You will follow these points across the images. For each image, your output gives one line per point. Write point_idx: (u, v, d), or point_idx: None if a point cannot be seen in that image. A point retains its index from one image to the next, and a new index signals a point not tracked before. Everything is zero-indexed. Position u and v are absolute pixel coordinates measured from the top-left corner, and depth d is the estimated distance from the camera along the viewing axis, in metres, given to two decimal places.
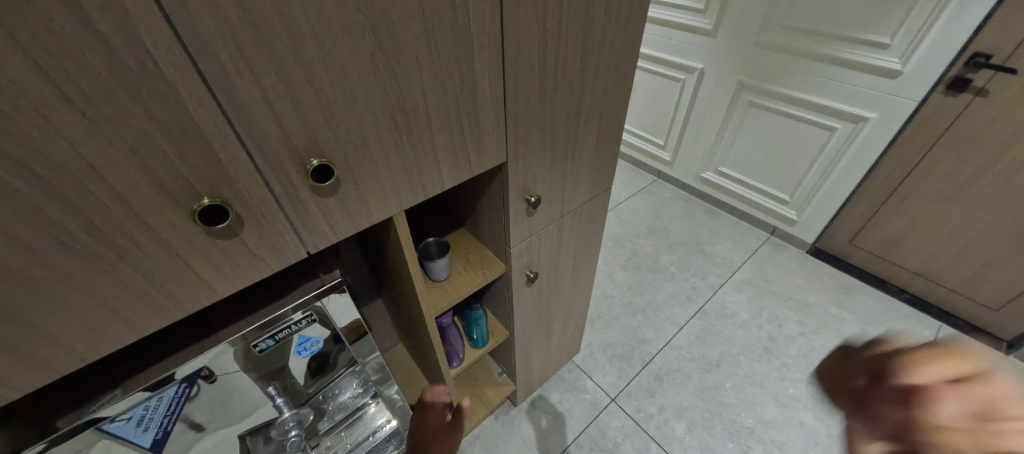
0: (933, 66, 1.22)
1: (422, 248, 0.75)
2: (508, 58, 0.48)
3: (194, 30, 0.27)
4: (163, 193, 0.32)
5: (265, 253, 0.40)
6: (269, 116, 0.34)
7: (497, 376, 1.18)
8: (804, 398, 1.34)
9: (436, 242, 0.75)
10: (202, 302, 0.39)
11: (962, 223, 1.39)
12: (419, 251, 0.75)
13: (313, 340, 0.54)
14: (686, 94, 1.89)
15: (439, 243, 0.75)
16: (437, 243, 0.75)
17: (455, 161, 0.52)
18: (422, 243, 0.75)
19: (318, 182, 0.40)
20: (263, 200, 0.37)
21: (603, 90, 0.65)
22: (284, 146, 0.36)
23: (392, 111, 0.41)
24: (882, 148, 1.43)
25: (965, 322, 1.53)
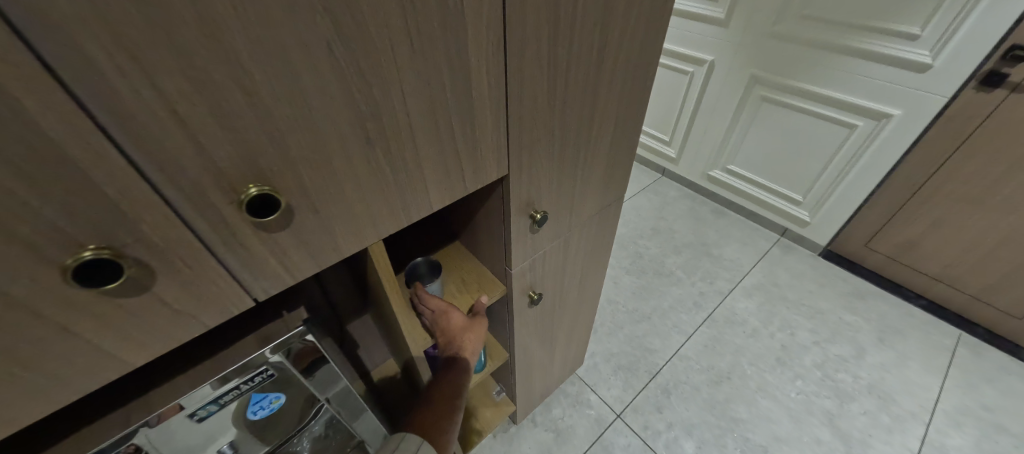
0: (967, 59, 1.12)
1: (410, 269, 0.65)
2: (512, 52, 0.38)
3: (27, 5, 0.17)
4: (19, 245, 0.22)
5: (194, 308, 0.31)
6: (183, 135, 0.24)
7: (496, 396, 1.09)
8: (820, 413, 1.25)
9: (427, 262, 0.65)
10: (108, 374, 0.29)
11: (984, 230, 1.30)
12: (407, 273, 0.65)
13: (270, 396, 0.47)
14: (694, 88, 1.78)
15: (430, 263, 0.65)
16: (428, 263, 0.65)
17: (445, 178, 0.42)
18: (410, 264, 0.65)
19: (260, 217, 0.30)
20: (183, 245, 0.28)
21: (621, 87, 0.54)
22: (209, 174, 0.26)
23: (362, 121, 0.32)
24: (906, 147, 1.32)
25: (986, 330, 1.43)
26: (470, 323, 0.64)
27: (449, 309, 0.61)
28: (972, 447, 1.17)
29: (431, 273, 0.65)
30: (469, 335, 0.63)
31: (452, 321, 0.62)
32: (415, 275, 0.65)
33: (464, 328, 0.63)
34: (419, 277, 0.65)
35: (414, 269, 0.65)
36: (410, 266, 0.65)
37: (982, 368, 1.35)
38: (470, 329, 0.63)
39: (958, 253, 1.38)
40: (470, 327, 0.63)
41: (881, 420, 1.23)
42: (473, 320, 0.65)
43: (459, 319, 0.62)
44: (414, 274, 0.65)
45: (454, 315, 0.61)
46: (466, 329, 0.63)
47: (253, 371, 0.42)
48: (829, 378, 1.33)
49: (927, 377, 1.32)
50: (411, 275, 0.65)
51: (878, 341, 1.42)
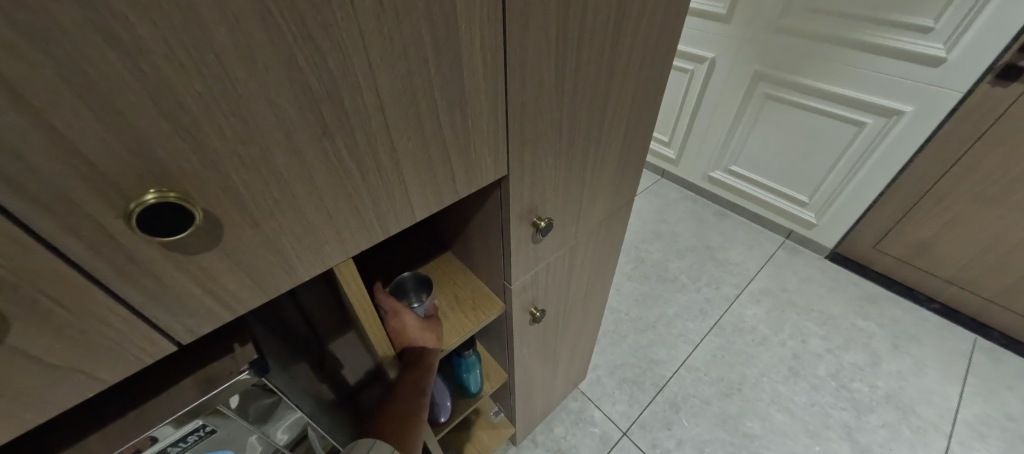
0: (985, 52, 1.07)
1: (396, 285, 0.57)
2: (514, 22, 0.30)
3: None
4: None
5: (80, 360, 0.22)
6: (20, 114, 0.16)
7: (494, 417, 1.00)
8: (838, 427, 1.18)
9: (416, 277, 0.57)
10: None
11: (1001, 230, 1.25)
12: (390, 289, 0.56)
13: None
14: (694, 85, 1.72)
15: (418, 279, 0.58)
16: (415, 278, 0.58)
17: (431, 179, 0.34)
18: (396, 279, 0.56)
19: (165, 235, 0.21)
20: (47, 276, 0.19)
21: (638, 75, 0.47)
22: (81, 176, 0.18)
23: (313, 103, 0.24)
24: (919, 145, 1.27)
25: (1001, 334, 1.37)
26: (429, 322, 0.55)
27: (401, 310, 0.52)
28: None
29: (417, 291, 0.58)
30: (426, 336, 0.53)
31: (405, 324, 0.52)
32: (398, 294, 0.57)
33: (420, 329, 0.53)
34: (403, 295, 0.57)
35: (399, 286, 0.57)
36: (396, 282, 0.57)
37: (1002, 375, 1.29)
38: (426, 330, 0.54)
39: (973, 254, 1.33)
40: (426, 328, 0.54)
41: (902, 433, 1.16)
42: (431, 318, 0.55)
43: (411, 320, 0.53)
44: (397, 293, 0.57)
45: (407, 317, 0.52)
46: (421, 330, 0.53)
47: (193, 423, 0.34)
48: (845, 389, 1.26)
49: (947, 385, 1.26)
50: (395, 292, 0.57)
51: (893, 348, 1.36)
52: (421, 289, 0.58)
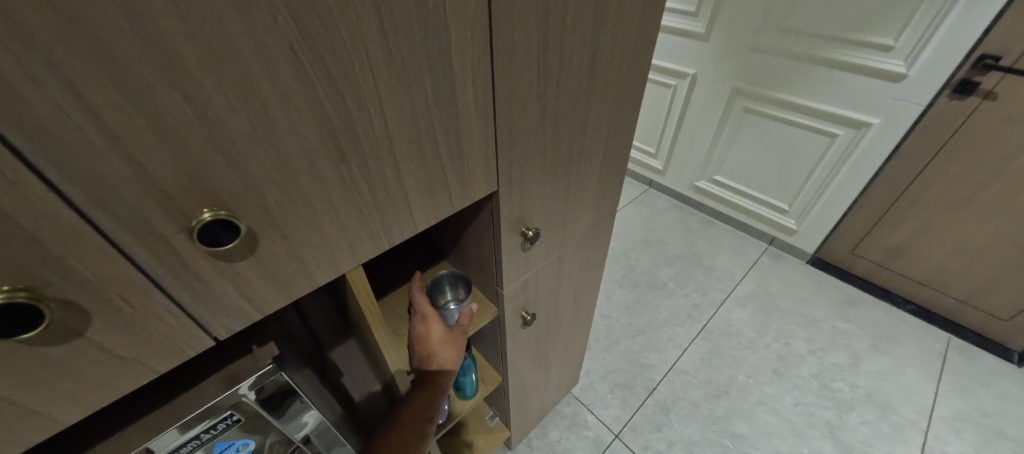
0: (942, 68, 1.15)
1: (434, 283, 0.60)
2: (499, 61, 0.35)
3: None
4: None
5: (139, 353, 0.27)
6: (117, 153, 0.21)
7: (489, 421, 1.03)
8: (821, 425, 1.22)
9: (453, 275, 0.61)
10: (36, 434, 0.25)
11: (967, 233, 1.32)
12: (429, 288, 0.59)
13: (236, 445, 0.41)
14: (678, 100, 1.80)
15: (454, 278, 0.61)
16: (451, 277, 0.61)
17: (430, 195, 0.39)
18: (435, 276, 0.61)
19: (212, 246, 0.26)
20: (120, 281, 0.24)
21: (613, 98, 0.53)
22: (152, 198, 0.23)
23: (334, 135, 0.28)
24: (887, 155, 1.35)
25: (974, 333, 1.44)
26: (451, 336, 0.58)
27: (432, 319, 0.57)
28: None
29: (454, 292, 0.61)
30: (449, 348, 0.58)
31: (432, 335, 0.57)
32: (436, 294, 0.60)
33: (443, 342, 0.57)
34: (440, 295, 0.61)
35: (436, 284, 0.61)
36: (434, 279, 0.61)
37: (975, 372, 1.35)
38: (449, 342, 0.58)
39: (944, 257, 1.39)
40: (450, 340, 0.58)
41: (882, 430, 1.21)
42: (456, 331, 0.59)
43: (440, 331, 0.57)
44: (434, 292, 0.60)
45: (436, 327, 0.57)
46: (445, 342, 0.58)
47: (221, 413, 0.37)
48: (827, 388, 1.31)
49: (924, 383, 1.31)
50: (433, 291, 0.60)
51: (873, 348, 1.42)
52: (457, 288, 0.61)
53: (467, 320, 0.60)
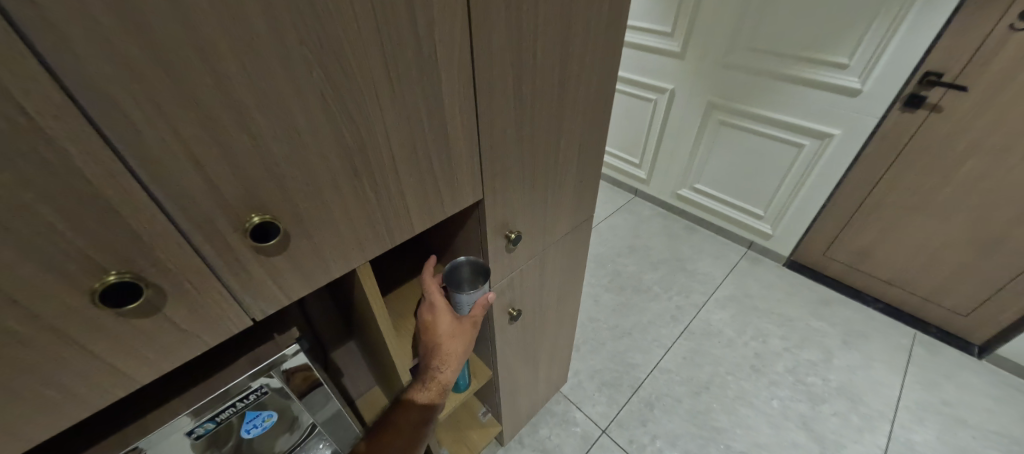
0: (892, 84, 1.26)
1: (450, 270, 0.61)
2: (480, 93, 0.44)
3: (85, 75, 0.22)
4: (53, 274, 0.25)
5: (198, 329, 0.34)
6: (197, 172, 0.28)
7: (482, 417, 1.10)
8: (796, 417, 1.30)
9: (471, 263, 0.61)
10: (117, 392, 0.32)
11: (925, 235, 1.42)
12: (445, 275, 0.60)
13: (263, 415, 0.48)
14: (658, 113, 1.91)
15: (474, 266, 0.62)
16: (471, 265, 0.62)
17: (426, 203, 0.47)
18: (450, 264, 0.61)
19: (259, 242, 0.34)
20: (190, 269, 0.31)
21: (582, 119, 0.61)
22: (217, 206, 0.30)
23: (350, 156, 0.36)
24: (849, 163, 1.45)
25: (937, 329, 1.53)
26: (458, 329, 0.61)
27: (439, 309, 0.60)
28: (936, 441, 1.23)
29: (473, 279, 0.62)
30: (454, 339, 0.60)
31: (438, 325, 0.60)
32: (454, 280, 0.62)
33: (449, 334, 0.60)
34: (459, 281, 0.62)
35: (454, 271, 0.61)
36: (450, 266, 0.61)
37: (939, 365, 1.44)
38: (456, 333, 0.61)
39: (906, 257, 1.49)
40: (456, 331, 0.61)
41: (852, 421, 1.28)
42: (464, 324, 0.61)
43: (447, 322, 0.60)
44: (453, 279, 0.62)
45: (442, 317, 0.60)
46: (451, 333, 0.60)
47: (253, 384, 0.44)
48: (802, 383, 1.38)
49: (891, 376, 1.40)
50: (450, 278, 0.61)
51: (844, 345, 1.50)
52: (477, 276, 0.62)
53: (477, 312, 0.61)
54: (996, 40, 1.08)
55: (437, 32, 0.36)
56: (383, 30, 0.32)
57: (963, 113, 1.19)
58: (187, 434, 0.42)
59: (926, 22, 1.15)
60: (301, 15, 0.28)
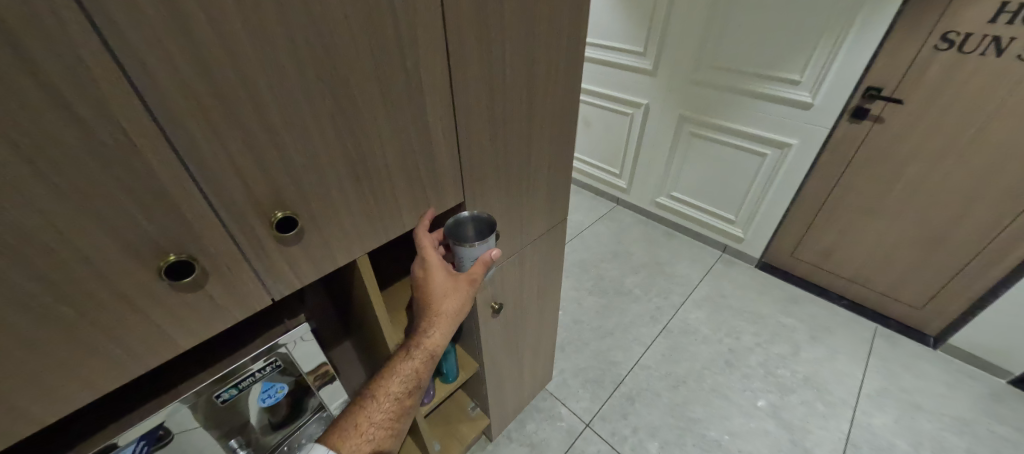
0: (839, 98, 1.39)
1: (452, 223, 0.62)
2: (458, 113, 0.53)
3: (167, 107, 0.31)
4: (131, 254, 0.34)
5: (230, 304, 0.42)
6: (237, 177, 0.37)
7: (471, 411, 1.17)
8: (767, 406, 1.38)
9: (475, 218, 0.63)
10: (166, 355, 0.40)
11: (878, 234, 1.54)
12: (447, 228, 0.60)
13: (276, 386, 0.56)
14: (635, 126, 2.04)
15: (478, 222, 0.64)
16: (475, 221, 0.64)
17: (415, 204, 0.55)
18: (454, 217, 0.61)
19: (282, 233, 0.42)
20: (228, 254, 0.40)
21: (550, 132, 0.71)
22: (250, 203, 0.39)
23: (354, 165, 0.45)
24: (807, 170, 1.58)
25: (896, 322, 1.64)
26: (455, 288, 0.60)
27: (437, 265, 0.59)
28: (895, 425, 1.32)
29: (477, 234, 0.64)
30: (449, 295, 0.60)
31: (434, 282, 0.59)
32: (458, 235, 0.64)
33: (445, 293, 0.60)
34: (464, 236, 0.64)
35: (456, 226, 0.63)
36: (453, 219, 0.62)
37: (898, 355, 1.54)
38: (451, 290, 0.60)
39: (864, 256, 1.61)
40: (453, 287, 0.60)
41: (818, 408, 1.37)
42: (460, 282, 0.60)
43: (445, 277, 0.60)
44: (456, 234, 0.63)
45: (438, 275, 0.59)
46: (447, 290, 0.60)
47: (269, 357, 0.52)
48: (772, 375, 1.48)
49: (854, 367, 1.50)
50: (452, 232, 0.62)
51: (811, 339, 1.60)
52: (481, 231, 0.64)
53: (477, 268, 0.61)
54: (924, 58, 1.22)
55: (422, 66, 0.46)
56: (380, 67, 0.42)
57: (901, 123, 1.33)
58: (213, 398, 0.49)
59: (863, 43, 1.29)
60: (317, 59, 0.37)
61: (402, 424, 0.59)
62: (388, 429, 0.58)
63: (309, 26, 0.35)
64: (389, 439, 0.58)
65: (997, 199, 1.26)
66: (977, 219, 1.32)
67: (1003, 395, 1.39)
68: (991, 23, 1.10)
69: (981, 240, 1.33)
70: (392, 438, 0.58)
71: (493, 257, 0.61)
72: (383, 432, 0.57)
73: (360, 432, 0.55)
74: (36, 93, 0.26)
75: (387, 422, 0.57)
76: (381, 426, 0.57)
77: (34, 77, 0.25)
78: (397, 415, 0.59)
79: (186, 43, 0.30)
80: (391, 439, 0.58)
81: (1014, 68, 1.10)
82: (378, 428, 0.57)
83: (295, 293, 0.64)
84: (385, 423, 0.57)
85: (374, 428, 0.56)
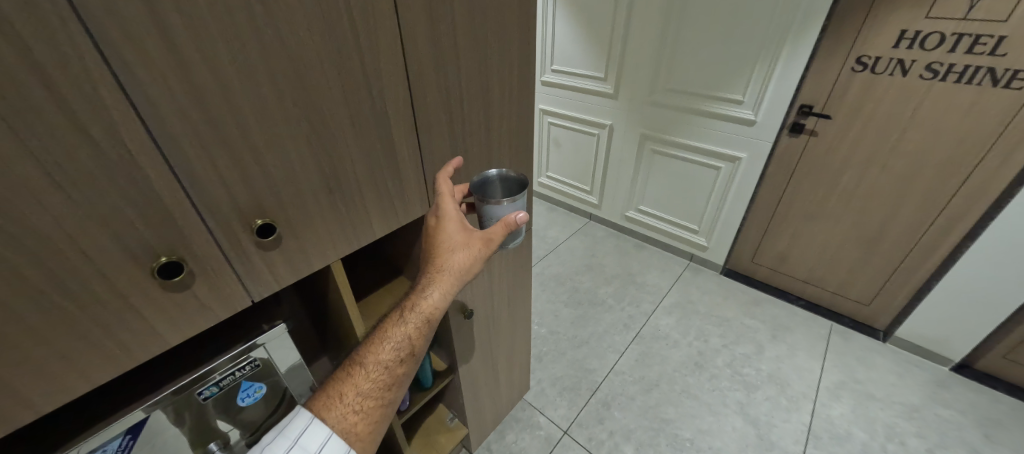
0: (777, 115, 1.54)
1: (481, 181, 0.64)
2: (421, 132, 0.61)
3: (164, 128, 0.37)
4: (128, 254, 0.39)
5: (214, 302, 0.47)
6: (221, 188, 0.43)
7: (449, 422, 1.20)
8: (734, 404, 1.45)
9: (503, 177, 0.65)
10: (153, 350, 0.44)
11: (824, 237, 1.67)
12: (474, 184, 0.63)
13: (255, 386, 0.60)
14: (602, 145, 2.17)
15: (508, 183, 0.66)
16: (505, 181, 0.66)
17: (384, 213, 0.62)
18: (482, 174, 0.64)
19: (261, 238, 0.48)
20: (213, 257, 0.45)
21: (509, 149, 0.79)
22: (233, 212, 0.45)
23: (326, 178, 0.51)
24: (756, 181, 1.72)
25: (849, 319, 1.76)
26: (462, 245, 0.61)
27: (449, 219, 0.63)
28: (851, 414, 1.41)
29: (508, 196, 0.66)
30: (454, 254, 0.61)
31: (445, 233, 0.62)
32: (488, 194, 0.66)
33: (450, 251, 0.61)
34: (494, 196, 0.66)
35: (485, 184, 0.65)
36: (483, 178, 0.65)
37: (852, 350, 1.64)
38: (459, 248, 0.61)
39: (815, 258, 1.74)
40: (462, 245, 0.61)
41: (781, 403, 1.45)
42: (468, 241, 0.61)
43: (456, 233, 0.62)
44: (485, 193, 0.66)
45: (450, 226, 0.62)
46: (454, 246, 0.61)
47: (248, 356, 0.57)
48: (738, 374, 1.55)
49: (812, 362, 1.59)
50: (480, 190, 0.65)
51: (772, 338, 1.70)
52: (513, 193, 0.65)
53: (495, 228, 0.60)
54: (844, 79, 1.38)
55: (386, 93, 0.53)
56: (348, 94, 0.49)
57: (833, 135, 1.48)
58: (195, 395, 0.53)
59: (793, 66, 1.44)
60: (293, 87, 0.44)
61: (392, 394, 0.60)
62: (376, 398, 0.59)
63: (286, 62, 0.42)
64: (378, 409, 0.59)
65: (919, 200, 1.40)
66: (905, 219, 1.46)
67: (946, 381, 1.50)
68: (895, 48, 1.26)
69: (911, 238, 1.47)
70: (382, 408, 0.60)
71: (519, 220, 0.59)
72: (371, 401, 0.59)
73: (347, 399, 0.58)
74: (58, 117, 0.31)
75: (374, 391, 0.59)
76: (368, 395, 0.59)
77: (60, 106, 0.31)
78: (386, 385, 0.60)
79: (184, 77, 0.36)
80: (379, 409, 0.60)
81: (919, 85, 1.26)
82: (364, 397, 0.58)
83: (271, 298, 0.68)
84: (372, 392, 0.59)
85: (360, 397, 0.58)
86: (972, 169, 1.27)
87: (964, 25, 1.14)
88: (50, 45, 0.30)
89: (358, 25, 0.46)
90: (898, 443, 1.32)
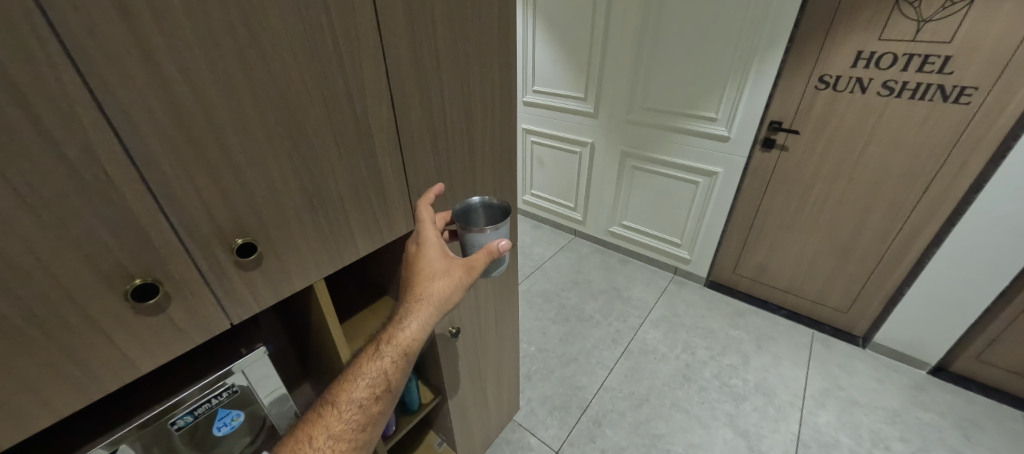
0: (748, 133, 1.62)
1: (464, 208, 0.65)
2: (405, 151, 0.61)
3: (143, 148, 0.36)
4: (100, 277, 0.38)
5: (191, 326, 0.45)
6: (200, 207, 0.42)
7: (438, 446, 1.16)
8: (724, 417, 1.45)
9: (486, 205, 0.66)
10: (124, 378, 0.42)
11: (801, 247, 1.72)
12: (457, 212, 0.64)
13: (233, 414, 0.57)
14: (584, 163, 2.22)
15: (492, 209, 0.66)
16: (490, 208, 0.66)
17: (367, 232, 0.61)
18: (465, 202, 0.65)
19: (242, 257, 0.47)
20: (190, 279, 0.44)
21: (492, 166, 0.80)
22: (213, 231, 0.44)
23: (308, 196, 0.51)
24: (733, 195, 1.78)
25: (829, 326, 1.80)
26: (442, 273, 0.61)
27: (431, 245, 0.63)
28: (837, 422, 1.42)
29: (491, 223, 0.66)
30: (434, 283, 0.60)
31: (425, 260, 0.62)
32: (471, 221, 0.67)
33: (429, 278, 0.61)
34: (478, 224, 0.67)
35: (468, 212, 0.66)
36: (465, 206, 0.65)
37: (833, 357, 1.67)
38: (440, 276, 0.61)
39: (793, 268, 1.79)
40: (443, 272, 0.61)
41: (769, 413, 1.46)
42: (448, 269, 0.61)
43: (437, 261, 0.62)
44: (469, 220, 0.66)
45: (430, 252, 0.62)
46: (434, 273, 0.61)
47: (225, 383, 0.54)
48: (726, 385, 1.56)
49: (797, 371, 1.61)
50: (463, 218, 0.66)
51: (757, 347, 1.73)
52: (496, 220, 0.66)
53: (478, 256, 0.60)
54: (809, 97, 1.46)
55: (369, 112, 0.54)
56: (332, 114, 0.49)
57: (801, 149, 1.55)
58: (167, 425, 0.50)
59: (761, 86, 1.52)
60: (276, 106, 0.44)
61: (365, 435, 0.58)
62: (348, 440, 0.56)
63: (269, 81, 0.43)
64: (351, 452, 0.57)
65: (886, 210, 1.47)
66: (874, 228, 1.52)
67: (924, 385, 1.54)
68: (853, 67, 1.34)
69: (881, 246, 1.53)
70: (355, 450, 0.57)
71: (501, 247, 0.60)
72: (342, 444, 0.56)
73: (317, 444, 0.55)
74: (32, 137, 0.31)
75: (347, 432, 0.56)
76: (340, 438, 0.56)
77: (34, 126, 0.31)
78: (361, 424, 0.58)
79: (164, 96, 0.36)
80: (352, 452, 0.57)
81: (877, 101, 1.34)
82: (337, 440, 0.56)
83: (250, 322, 0.66)
84: (345, 434, 0.56)
85: (332, 440, 0.55)
86: (931, 179, 1.35)
87: (913, 46, 1.23)
88: (26, 65, 0.30)
89: (341, 46, 0.47)
90: (884, 448, 1.34)
